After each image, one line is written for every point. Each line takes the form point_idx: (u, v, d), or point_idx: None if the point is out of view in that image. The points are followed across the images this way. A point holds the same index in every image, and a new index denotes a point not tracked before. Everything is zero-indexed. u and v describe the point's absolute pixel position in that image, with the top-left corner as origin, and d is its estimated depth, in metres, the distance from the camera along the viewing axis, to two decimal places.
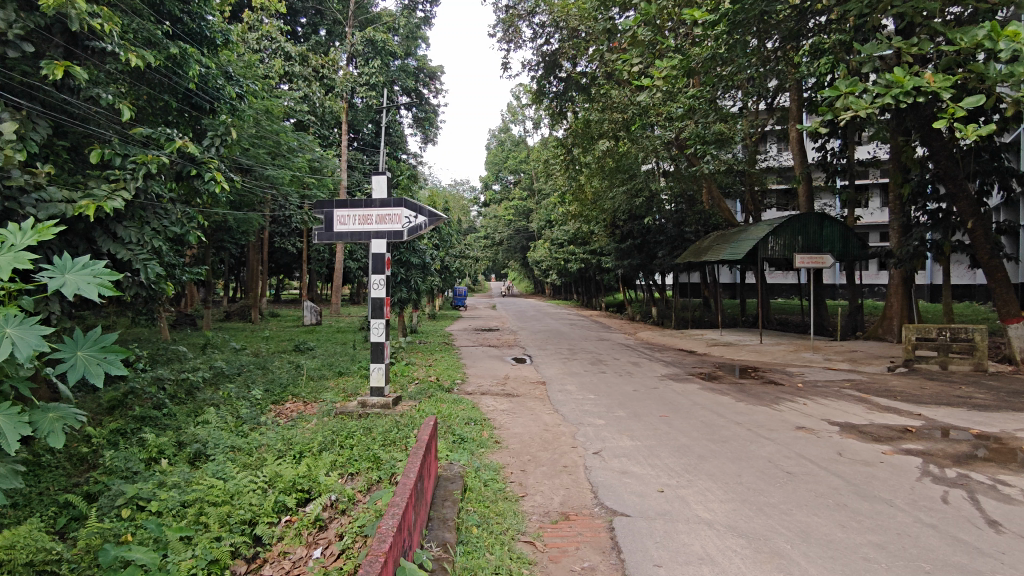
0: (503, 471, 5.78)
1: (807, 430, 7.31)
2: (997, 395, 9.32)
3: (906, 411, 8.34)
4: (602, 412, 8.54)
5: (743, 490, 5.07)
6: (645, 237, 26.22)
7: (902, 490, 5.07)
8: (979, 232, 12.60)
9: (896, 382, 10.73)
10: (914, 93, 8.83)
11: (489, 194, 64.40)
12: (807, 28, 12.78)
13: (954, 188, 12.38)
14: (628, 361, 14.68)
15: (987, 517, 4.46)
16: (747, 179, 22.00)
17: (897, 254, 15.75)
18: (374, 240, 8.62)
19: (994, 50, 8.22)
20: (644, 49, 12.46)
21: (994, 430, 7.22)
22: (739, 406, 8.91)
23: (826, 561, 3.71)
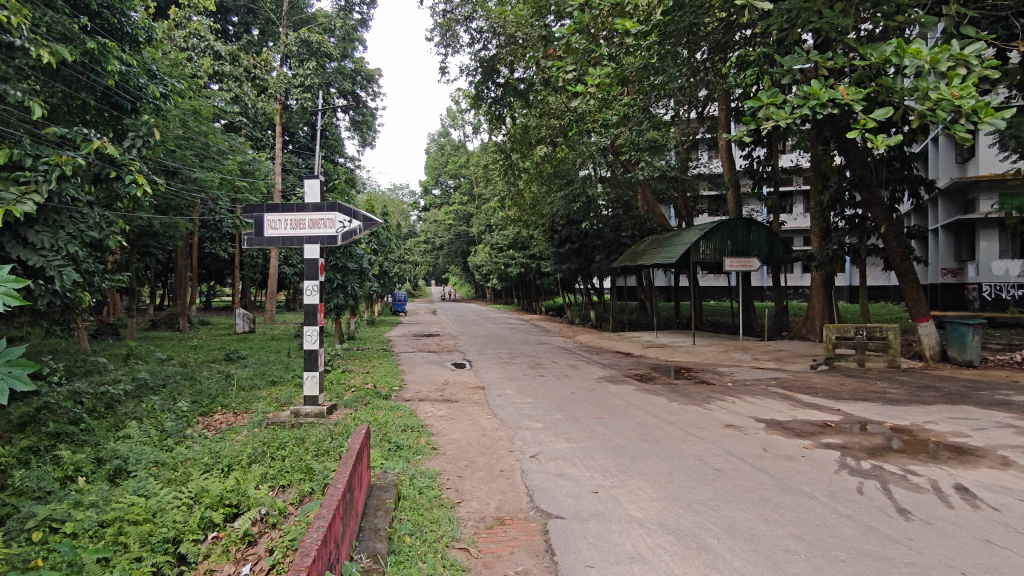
0: (439, 477, 5.74)
1: (735, 427, 7.57)
2: (909, 391, 9.89)
3: (826, 407, 8.75)
4: (539, 415, 8.60)
5: (674, 488, 5.20)
6: (583, 242, 26.61)
7: (822, 483, 5.32)
8: (892, 236, 13.38)
9: (818, 379, 11.25)
10: (829, 104, 9.32)
11: (429, 199, 63.98)
12: (734, 41, 13.28)
13: (868, 195, 13.08)
14: (566, 364, 14.86)
15: (898, 506, 4.73)
16: (680, 185, 22.64)
17: (818, 257, 16.53)
18: (307, 245, 8.42)
19: (900, 66, 8.77)
20: (579, 57, 12.65)
21: (905, 423, 7.67)
22: (672, 406, 9.13)
23: (749, 554, 3.84)
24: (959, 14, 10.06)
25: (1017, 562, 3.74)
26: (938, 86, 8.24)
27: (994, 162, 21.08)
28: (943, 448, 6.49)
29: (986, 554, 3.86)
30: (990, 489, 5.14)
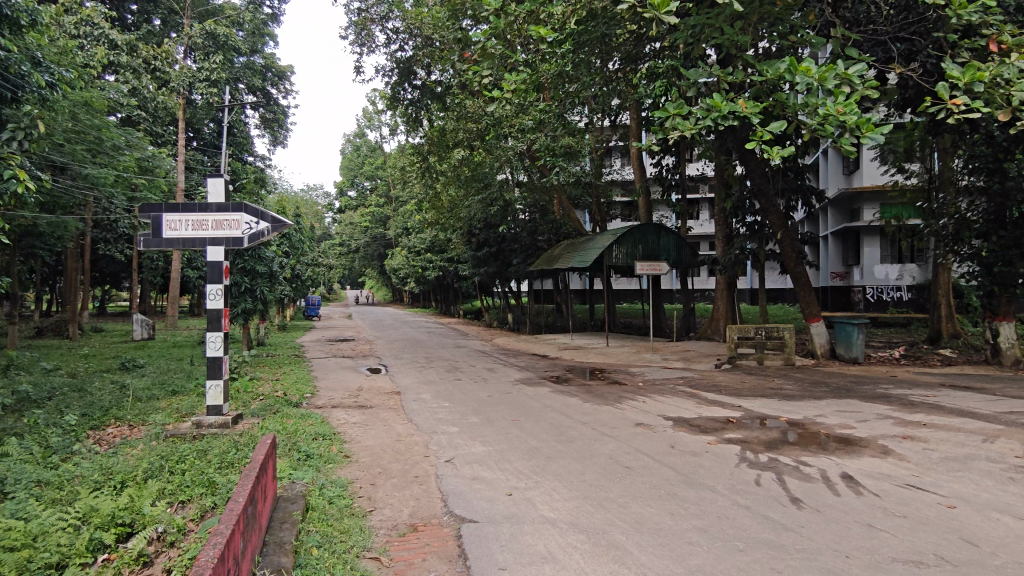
0: (351, 486, 5.59)
1: (645, 426, 7.84)
2: (802, 387, 10.55)
3: (729, 404, 9.21)
4: (455, 419, 8.55)
5: (586, 487, 5.31)
6: (501, 245, 26.80)
7: (724, 476, 5.59)
8: (788, 242, 14.27)
9: (721, 378, 11.83)
10: (730, 116, 9.85)
11: (345, 200, 62.46)
12: (644, 53, 13.77)
13: (766, 204, 13.90)
14: (484, 367, 14.90)
15: (792, 496, 5.04)
16: (594, 191, 23.23)
17: (721, 261, 17.44)
18: (210, 247, 8.01)
19: (792, 83, 9.40)
20: (494, 62, 12.69)
21: (798, 417, 8.19)
22: (585, 407, 9.32)
23: (656, 548, 3.98)
24: (843, 37, 10.87)
25: (894, 543, 4.06)
26: (825, 102, 8.88)
27: (876, 175, 23.01)
28: (832, 439, 6.97)
29: (867, 537, 4.17)
30: (872, 476, 5.56)
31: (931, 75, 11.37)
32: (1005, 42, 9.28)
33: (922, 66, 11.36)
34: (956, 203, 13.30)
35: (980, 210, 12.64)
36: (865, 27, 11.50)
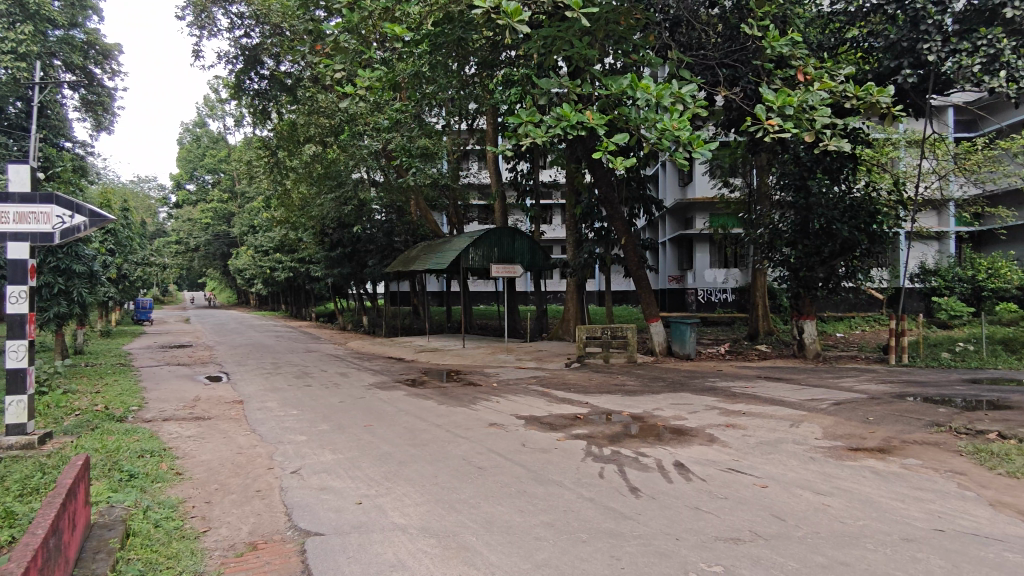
0: (182, 506, 5.13)
1: (497, 425, 7.98)
2: (642, 382, 11.30)
3: (577, 401, 9.64)
4: (304, 428, 8.16)
5: (438, 490, 5.30)
6: (356, 246, 26.06)
7: (570, 471, 5.83)
8: (631, 247, 15.21)
9: (571, 376, 12.35)
10: (578, 127, 10.34)
11: (182, 194, 57.45)
12: (500, 59, 14.05)
13: (612, 211, 14.72)
14: (335, 371, 14.39)
15: (631, 486, 5.36)
16: (451, 193, 23.30)
17: (571, 264, 18.23)
18: (11, 244, 6.96)
19: (633, 99, 10.02)
20: (347, 58, 12.27)
21: (639, 411, 8.79)
22: (440, 409, 9.30)
23: (504, 547, 4.05)
24: (677, 60, 11.82)
25: (716, 523, 4.46)
26: (662, 118, 9.62)
27: (706, 188, 25.34)
28: (668, 430, 7.55)
29: (695, 519, 4.55)
30: (699, 463, 6.09)
31: (750, 99, 12.68)
32: (808, 74, 10.57)
33: (743, 91, 12.62)
34: (770, 215, 14.65)
35: (789, 221, 14.09)
36: (696, 52, 12.57)
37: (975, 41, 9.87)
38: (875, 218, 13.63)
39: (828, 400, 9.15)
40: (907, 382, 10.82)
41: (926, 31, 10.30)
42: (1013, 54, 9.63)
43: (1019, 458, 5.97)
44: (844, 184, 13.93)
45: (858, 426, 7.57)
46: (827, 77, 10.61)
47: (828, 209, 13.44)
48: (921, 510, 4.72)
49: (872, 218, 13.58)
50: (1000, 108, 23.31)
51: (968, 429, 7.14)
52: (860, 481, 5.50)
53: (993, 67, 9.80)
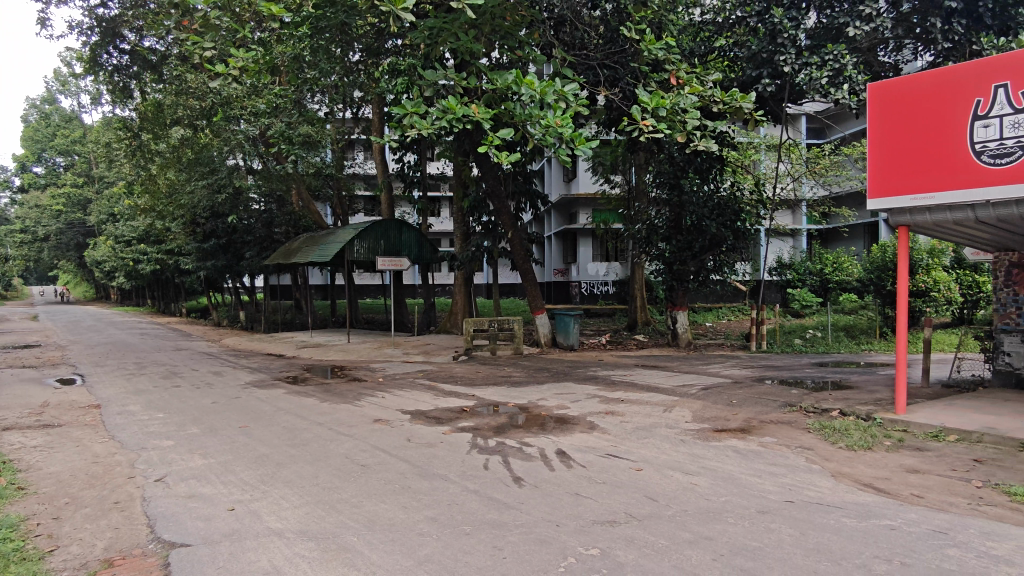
0: (24, 525, 4.62)
1: (382, 421, 7.85)
2: (528, 374, 11.52)
3: (463, 394, 9.69)
4: (171, 432, 7.60)
5: (318, 491, 5.12)
6: (231, 237, 24.60)
7: (455, 464, 5.84)
8: (517, 240, 15.42)
9: (458, 369, 12.37)
10: (464, 120, 10.32)
11: (27, 177, 51.64)
12: (385, 48, 13.77)
13: (498, 205, 14.86)
14: (208, 370, 13.52)
15: (515, 476, 5.46)
16: (336, 184, 22.48)
17: (459, 257, 18.27)
18: None
19: (518, 94, 10.15)
20: (219, 36, 11.50)
21: (524, 401, 8.96)
22: (321, 407, 8.98)
23: (387, 545, 3.99)
24: (559, 58, 12.12)
25: (594, 507, 4.64)
26: (546, 115, 9.78)
27: (589, 184, 26.20)
28: (551, 420, 7.76)
29: (575, 505, 4.71)
30: (580, 450, 6.31)
31: (629, 100, 13.23)
32: (680, 78, 11.16)
33: (622, 91, 13.12)
34: (647, 212, 15.39)
35: (665, 217, 14.95)
36: (579, 52, 12.96)
37: (824, 56, 10.80)
38: (739, 215, 14.70)
39: (697, 386, 9.79)
40: (766, 367, 11.81)
41: (782, 44, 11.15)
42: (854, 69, 10.68)
43: (857, 433, 6.68)
44: (712, 184, 14.85)
45: (723, 409, 8.15)
46: (697, 82, 11.27)
47: (699, 206, 14.39)
48: (775, 484, 5.17)
49: (737, 216, 14.65)
50: (844, 118, 25.90)
51: (815, 408, 7.89)
52: (724, 460, 5.93)
53: (838, 80, 10.80)
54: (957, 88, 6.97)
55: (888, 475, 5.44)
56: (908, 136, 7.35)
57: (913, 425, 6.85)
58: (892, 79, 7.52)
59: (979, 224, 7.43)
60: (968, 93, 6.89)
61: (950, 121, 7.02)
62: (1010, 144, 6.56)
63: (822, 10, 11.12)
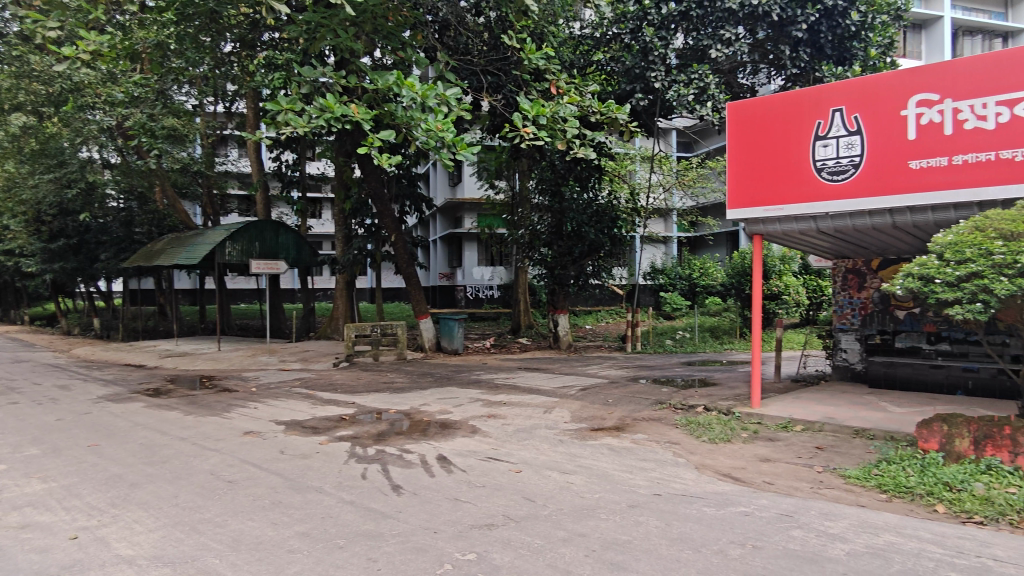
0: None
1: (253, 433, 7.43)
2: (410, 379, 11.37)
3: (343, 402, 9.38)
4: (3, 455, 6.76)
5: (177, 512, 4.75)
6: (84, 237, 22.39)
7: (330, 475, 5.64)
8: (400, 244, 15.19)
9: (337, 376, 11.98)
10: (344, 119, 10.03)
11: None
12: (261, 41, 13.12)
13: (381, 208, 14.55)
14: (53, 384, 12.20)
15: (393, 484, 5.36)
16: (206, 181, 21.02)
17: (340, 261, 17.80)
18: None
19: (400, 96, 10.04)
20: (69, 17, 10.44)
21: (405, 407, 8.83)
22: (186, 420, 8.36)
23: (252, 565, 3.77)
24: (442, 62, 12.10)
25: (472, 511, 4.65)
26: (427, 119, 9.69)
27: (474, 189, 26.41)
28: (433, 425, 7.70)
29: (453, 510, 4.69)
30: (461, 454, 6.30)
31: (511, 107, 13.47)
32: (560, 88, 11.46)
33: (505, 98, 13.33)
34: (530, 217, 15.75)
35: (547, 223, 15.38)
36: (463, 57, 13.00)
37: (690, 75, 11.57)
38: (616, 223, 15.37)
39: (576, 386, 10.10)
40: (639, 367, 12.41)
41: (653, 61, 11.82)
42: (716, 88, 11.53)
43: (718, 426, 7.17)
44: (592, 192, 15.41)
45: (599, 408, 8.47)
46: (576, 92, 11.65)
47: (578, 213, 14.89)
48: (645, 479, 5.43)
49: (614, 224, 15.31)
50: (708, 134, 27.90)
51: (683, 404, 8.39)
52: (599, 458, 6.15)
53: (703, 98, 11.64)
54: (801, 110, 7.69)
55: (744, 465, 5.89)
56: (761, 152, 8.02)
57: (766, 417, 7.46)
58: (747, 100, 8.16)
59: (821, 234, 8.21)
60: (810, 115, 7.61)
61: (796, 140, 7.73)
62: (845, 163, 7.33)
63: (688, 33, 11.81)
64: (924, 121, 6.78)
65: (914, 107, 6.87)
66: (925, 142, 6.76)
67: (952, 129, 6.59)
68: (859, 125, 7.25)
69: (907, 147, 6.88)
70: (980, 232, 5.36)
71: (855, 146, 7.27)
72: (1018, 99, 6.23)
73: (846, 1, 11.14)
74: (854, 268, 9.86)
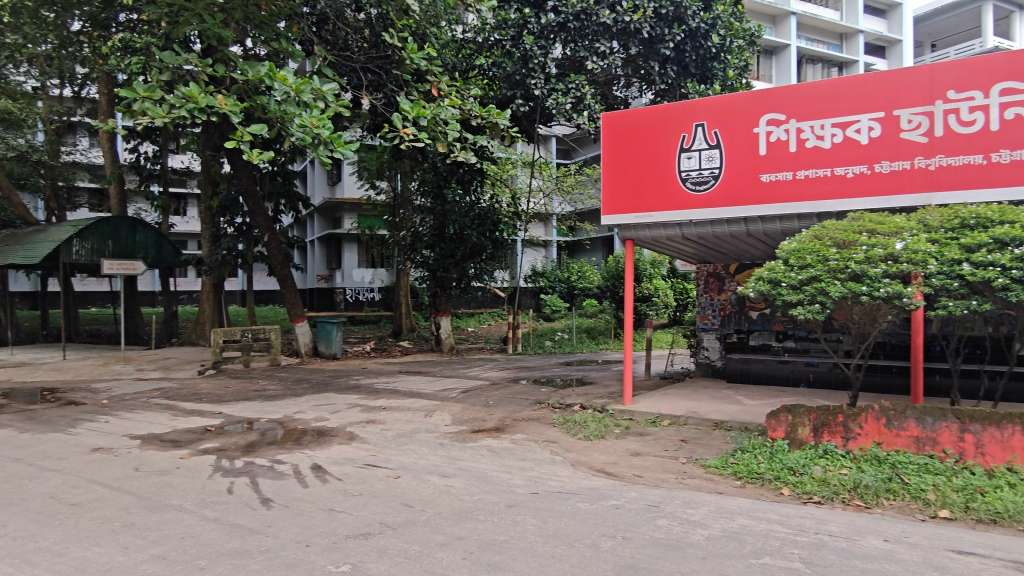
0: None
1: (102, 450, 6.76)
2: (284, 386, 10.84)
3: (208, 412, 8.78)
4: None
5: (7, 543, 4.22)
6: None
7: (193, 491, 5.26)
8: (274, 244, 14.44)
9: (203, 384, 11.19)
10: (209, 111, 9.38)
11: None
12: (115, 21, 12.05)
13: (253, 206, 13.78)
14: None
15: (262, 497, 5.09)
16: (48, 172, 18.41)
17: (207, 262, 16.72)
18: None
19: (272, 89, 9.57)
20: None
21: (278, 416, 8.41)
22: (20, 438, 7.45)
23: None
24: (320, 57, 11.68)
25: (347, 521, 4.51)
26: (301, 114, 9.28)
27: (354, 189, 25.72)
28: (308, 433, 7.40)
29: (328, 521, 4.53)
30: (337, 463, 6.09)
31: (392, 106, 13.24)
32: (441, 90, 11.37)
33: (385, 98, 13.09)
34: (412, 219, 15.61)
35: (429, 225, 15.31)
36: (342, 52, 12.65)
37: (568, 85, 11.99)
38: (498, 226, 15.56)
39: (457, 389, 10.10)
40: (519, 368, 12.63)
41: (532, 68, 12.11)
42: (591, 99, 12.02)
43: (593, 424, 7.45)
44: (474, 196, 15.49)
45: (480, 410, 8.53)
46: (457, 95, 11.62)
47: (460, 215, 14.94)
48: (523, 478, 5.53)
49: (496, 226, 15.46)
50: (585, 142, 29.01)
51: (560, 404, 8.64)
52: (479, 460, 6.18)
53: (579, 107, 12.13)
54: (667, 123, 8.18)
55: (616, 460, 6.16)
56: (631, 161, 8.43)
57: (637, 413, 7.86)
58: (620, 112, 8.55)
59: (685, 240, 8.77)
60: (675, 129, 8.12)
61: (663, 152, 8.20)
62: (706, 174, 7.87)
63: (566, 44, 12.15)
64: (773, 138, 7.44)
65: (764, 125, 7.52)
66: (774, 158, 7.42)
67: (796, 146, 7.29)
68: (718, 140, 7.82)
69: (758, 162, 7.51)
70: (818, 241, 5.97)
71: (714, 159, 7.83)
72: (849, 122, 7.02)
73: (707, 24, 12.04)
74: (715, 272, 10.78)
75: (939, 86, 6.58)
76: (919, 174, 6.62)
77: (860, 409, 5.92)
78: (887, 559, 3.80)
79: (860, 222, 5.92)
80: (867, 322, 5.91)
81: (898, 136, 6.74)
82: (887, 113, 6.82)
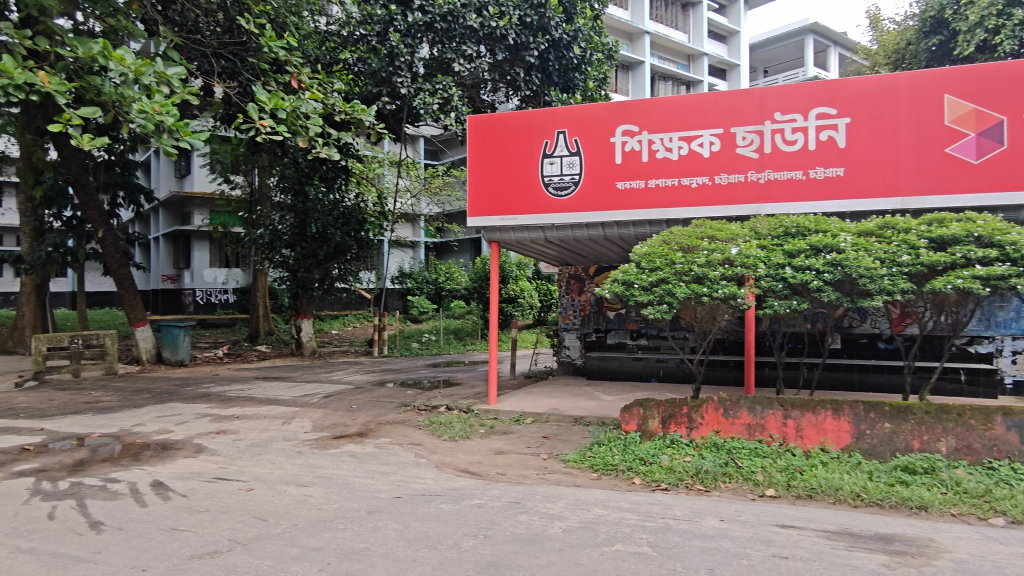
0: None
1: None
2: (121, 396, 9.85)
3: (26, 429, 7.76)
4: None
5: None
6: None
7: (4, 520, 4.62)
8: (109, 240, 13.03)
9: (20, 398, 9.87)
10: (28, 89, 8.29)
11: None
12: None
13: (84, 196, 12.38)
14: None
15: (91, 521, 4.58)
16: None
17: (26, 259, 14.81)
18: None
19: (106, 69, 8.66)
20: None
21: (113, 430, 7.62)
22: None
23: None
24: (164, 38, 10.73)
25: (191, 540, 4.19)
26: (140, 99, 8.41)
27: (205, 183, 23.91)
28: (148, 447, 6.77)
29: (168, 542, 4.17)
30: (181, 478, 5.63)
31: (248, 96, 12.45)
32: (301, 82, 10.90)
33: (240, 86, 12.28)
34: (270, 216, 14.81)
35: (289, 224, 14.58)
36: (190, 35, 11.78)
37: (435, 85, 11.97)
38: (363, 225, 15.18)
39: (318, 394, 9.71)
40: (385, 370, 12.39)
41: (399, 66, 11.96)
42: (459, 101, 12.13)
43: (458, 424, 7.48)
44: (338, 194, 14.98)
45: (342, 415, 8.26)
46: (319, 88, 11.18)
47: (323, 213, 14.39)
48: (385, 483, 5.43)
49: (361, 226, 15.09)
50: (453, 144, 29.09)
51: (426, 406, 8.58)
52: (340, 466, 5.98)
53: (446, 108, 12.16)
54: (531, 129, 8.40)
55: (480, 459, 6.22)
56: (497, 164, 8.56)
57: (501, 412, 7.99)
58: (486, 115, 8.66)
59: (547, 243, 9.06)
60: (538, 135, 8.36)
61: (527, 156, 8.41)
62: (568, 180, 8.17)
63: (433, 44, 12.02)
64: (627, 148, 7.89)
65: (620, 135, 7.95)
66: (628, 166, 7.87)
67: (648, 157, 7.77)
68: (579, 147, 8.16)
69: (615, 170, 7.92)
70: (667, 245, 6.40)
71: (575, 166, 8.15)
72: (693, 136, 7.61)
73: (569, 36, 12.54)
74: (575, 274, 11.24)
75: (768, 108, 7.32)
76: (752, 186, 7.31)
77: (701, 401, 6.42)
78: (722, 537, 4.15)
79: (701, 229, 6.42)
80: (707, 321, 6.43)
81: (734, 152, 7.41)
82: (725, 130, 7.47)
